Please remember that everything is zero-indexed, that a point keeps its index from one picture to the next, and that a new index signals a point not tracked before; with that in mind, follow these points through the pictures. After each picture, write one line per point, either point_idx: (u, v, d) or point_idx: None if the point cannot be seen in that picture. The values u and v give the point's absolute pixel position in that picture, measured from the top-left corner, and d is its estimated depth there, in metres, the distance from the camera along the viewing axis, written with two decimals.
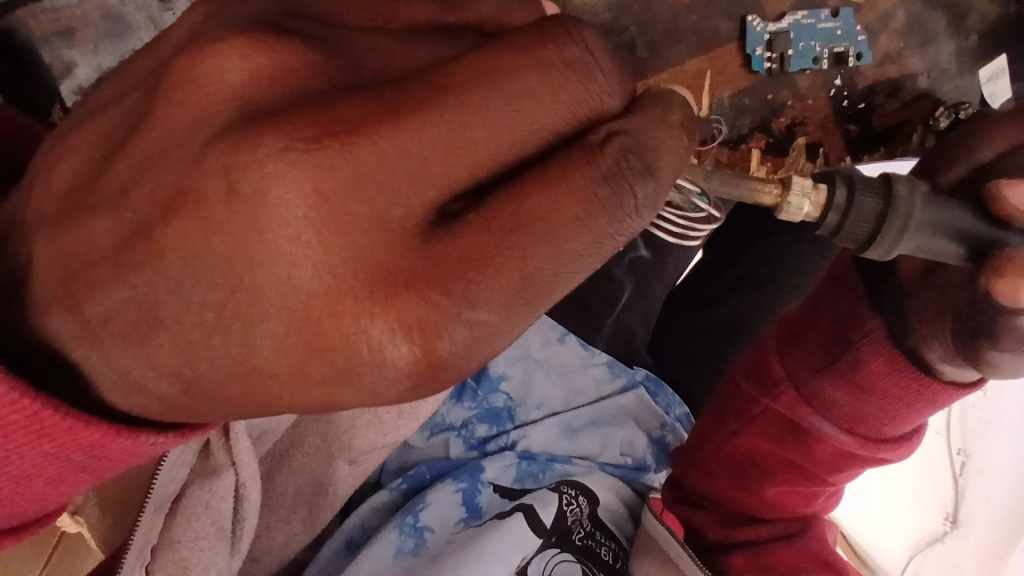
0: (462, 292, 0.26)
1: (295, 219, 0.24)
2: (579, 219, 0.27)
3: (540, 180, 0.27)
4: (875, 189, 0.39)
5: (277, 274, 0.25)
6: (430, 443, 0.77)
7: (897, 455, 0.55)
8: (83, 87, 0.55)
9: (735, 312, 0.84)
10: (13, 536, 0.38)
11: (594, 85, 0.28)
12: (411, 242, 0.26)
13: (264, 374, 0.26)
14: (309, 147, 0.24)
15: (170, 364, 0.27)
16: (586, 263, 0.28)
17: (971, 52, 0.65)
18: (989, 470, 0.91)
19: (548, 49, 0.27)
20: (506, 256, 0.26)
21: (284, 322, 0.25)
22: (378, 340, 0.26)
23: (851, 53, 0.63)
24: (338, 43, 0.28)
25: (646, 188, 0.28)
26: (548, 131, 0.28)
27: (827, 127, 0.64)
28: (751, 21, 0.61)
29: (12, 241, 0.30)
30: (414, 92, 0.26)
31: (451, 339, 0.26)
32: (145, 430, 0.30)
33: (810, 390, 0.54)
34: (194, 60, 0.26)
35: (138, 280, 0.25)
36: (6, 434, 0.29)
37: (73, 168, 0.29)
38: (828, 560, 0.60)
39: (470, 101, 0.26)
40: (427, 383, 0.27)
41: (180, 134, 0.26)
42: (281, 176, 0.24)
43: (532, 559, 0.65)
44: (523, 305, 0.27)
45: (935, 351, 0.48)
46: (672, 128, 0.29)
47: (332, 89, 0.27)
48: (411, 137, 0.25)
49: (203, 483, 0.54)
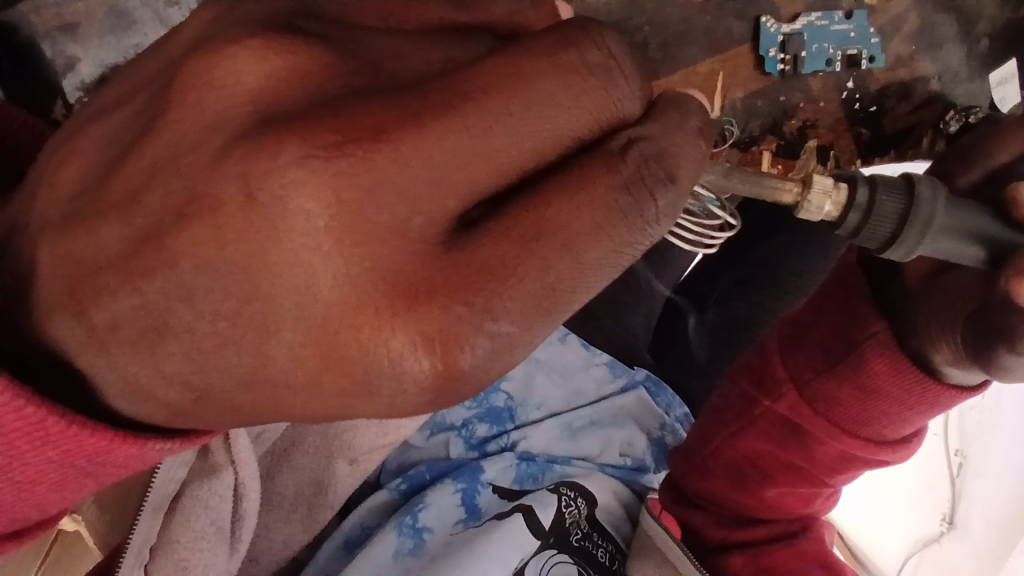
0: (484, 303, 0.25)
1: (313, 228, 0.24)
2: (599, 227, 0.26)
3: (562, 189, 0.26)
4: (897, 189, 0.39)
5: (293, 283, 0.24)
6: (430, 443, 0.77)
7: (899, 457, 0.54)
8: (86, 83, 0.54)
9: (734, 313, 0.83)
10: (14, 540, 0.37)
11: (616, 91, 0.28)
12: (432, 252, 0.25)
13: (277, 383, 0.26)
14: (330, 155, 0.24)
15: (180, 373, 0.26)
16: (606, 272, 0.27)
17: (981, 56, 0.65)
18: (987, 471, 0.92)
19: (569, 53, 0.27)
20: (527, 266, 0.25)
21: (299, 331, 0.25)
22: (396, 351, 0.25)
23: (864, 56, 0.62)
24: (354, 45, 0.28)
25: (666, 196, 0.28)
26: (569, 139, 0.27)
27: (838, 129, 0.64)
28: (764, 22, 0.60)
29: (16, 244, 0.29)
30: (435, 97, 0.25)
31: (471, 351, 0.25)
32: (150, 437, 0.30)
33: (814, 393, 0.54)
34: (207, 61, 0.25)
35: (149, 288, 0.25)
36: (8, 440, 0.28)
37: (78, 171, 0.28)
38: (828, 561, 0.60)
39: (491, 108, 0.25)
40: (444, 394, 0.26)
41: (192, 139, 0.25)
42: (300, 185, 0.24)
43: (531, 559, 0.65)
44: (544, 314, 0.26)
45: (943, 353, 0.47)
46: (690, 135, 0.29)
47: (349, 92, 0.26)
48: (433, 145, 0.25)
49: (201, 482, 0.53)
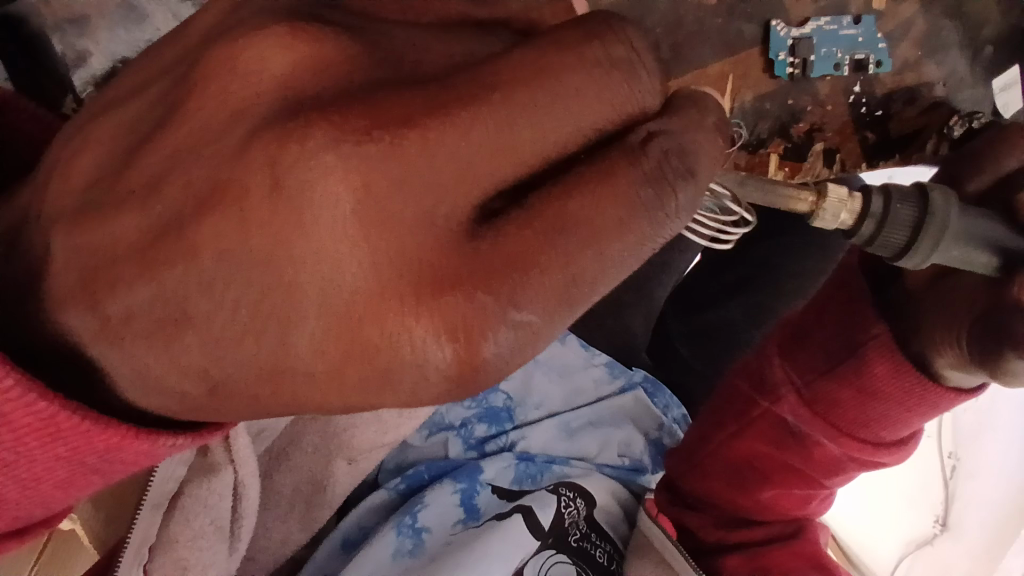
0: (507, 293, 0.25)
1: (343, 215, 0.24)
2: (621, 221, 0.26)
3: (583, 181, 0.26)
4: (911, 198, 0.39)
5: (318, 274, 0.24)
6: (429, 443, 0.77)
7: (892, 459, 0.55)
8: (97, 77, 0.54)
9: (735, 314, 0.82)
10: (16, 539, 0.37)
11: (639, 86, 0.27)
12: (456, 242, 0.25)
13: (298, 379, 0.26)
14: (361, 140, 0.24)
15: (196, 364, 0.26)
16: (626, 266, 0.27)
17: (984, 63, 0.66)
18: (980, 473, 0.94)
19: (593, 46, 0.27)
20: (549, 257, 0.25)
21: (321, 321, 0.25)
22: (420, 341, 0.25)
23: (872, 61, 0.63)
24: (376, 36, 0.27)
25: (687, 191, 0.28)
26: (590, 130, 0.27)
27: (845, 132, 0.63)
28: (774, 26, 0.61)
29: (27, 235, 0.29)
30: (460, 88, 0.25)
31: (495, 341, 0.25)
32: (163, 433, 0.29)
33: (813, 393, 0.54)
34: (232, 53, 0.25)
35: (166, 279, 0.25)
36: (18, 436, 0.28)
37: (96, 163, 0.28)
38: (821, 562, 0.61)
39: (519, 99, 0.25)
40: (465, 385, 0.26)
41: (216, 130, 0.25)
42: (331, 169, 0.24)
43: (530, 559, 0.65)
44: (564, 307, 0.26)
45: (946, 357, 0.47)
46: (709, 131, 0.29)
47: (373, 85, 0.26)
48: (459, 131, 0.25)
49: (201, 481, 0.52)
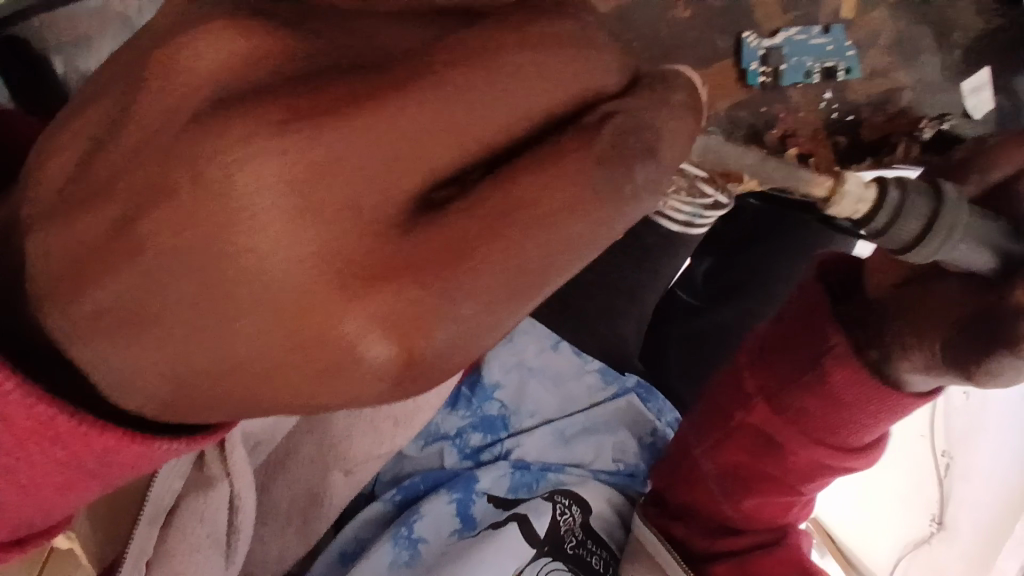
0: (444, 284, 0.27)
1: (269, 205, 0.25)
2: (569, 205, 0.28)
3: (529, 165, 0.28)
4: (925, 194, 0.41)
5: (251, 269, 0.26)
6: (424, 453, 0.78)
7: (863, 464, 0.56)
8: None
9: (725, 318, 0.86)
10: (18, 548, 0.38)
11: (589, 60, 0.29)
12: (389, 237, 0.27)
13: (270, 377, 0.27)
14: (298, 118, 0.26)
15: (165, 360, 0.27)
16: (587, 248, 0.29)
17: (953, 67, 0.68)
18: (972, 472, 0.95)
19: (537, 26, 0.29)
20: (490, 246, 0.27)
21: (264, 317, 0.26)
22: (352, 335, 0.26)
23: (841, 68, 0.65)
24: (338, 29, 0.28)
25: (646, 170, 0.29)
26: (535, 114, 0.29)
27: (817, 138, 0.65)
28: (746, 38, 0.64)
29: (15, 241, 0.30)
30: (403, 67, 0.27)
31: (438, 332, 0.27)
32: (159, 436, 0.31)
33: (783, 404, 0.56)
34: (206, 64, 0.26)
35: (128, 275, 0.26)
36: (18, 441, 0.30)
37: (73, 165, 0.28)
38: (805, 566, 0.62)
39: (462, 77, 0.27)
40: (406, 381, 0.28)
41: (185, 136, 0.26)
42: (272, 150, 0.25)
43: (527, 567, 0.68)
44: (510, 294, 0.28)
45: (914, 360, 0.49)
46: (677, 108, 0.30)
47: (325, 66, 0.27)
48: (399, 108, 0.26)
49: (198, 494, 0.53)
